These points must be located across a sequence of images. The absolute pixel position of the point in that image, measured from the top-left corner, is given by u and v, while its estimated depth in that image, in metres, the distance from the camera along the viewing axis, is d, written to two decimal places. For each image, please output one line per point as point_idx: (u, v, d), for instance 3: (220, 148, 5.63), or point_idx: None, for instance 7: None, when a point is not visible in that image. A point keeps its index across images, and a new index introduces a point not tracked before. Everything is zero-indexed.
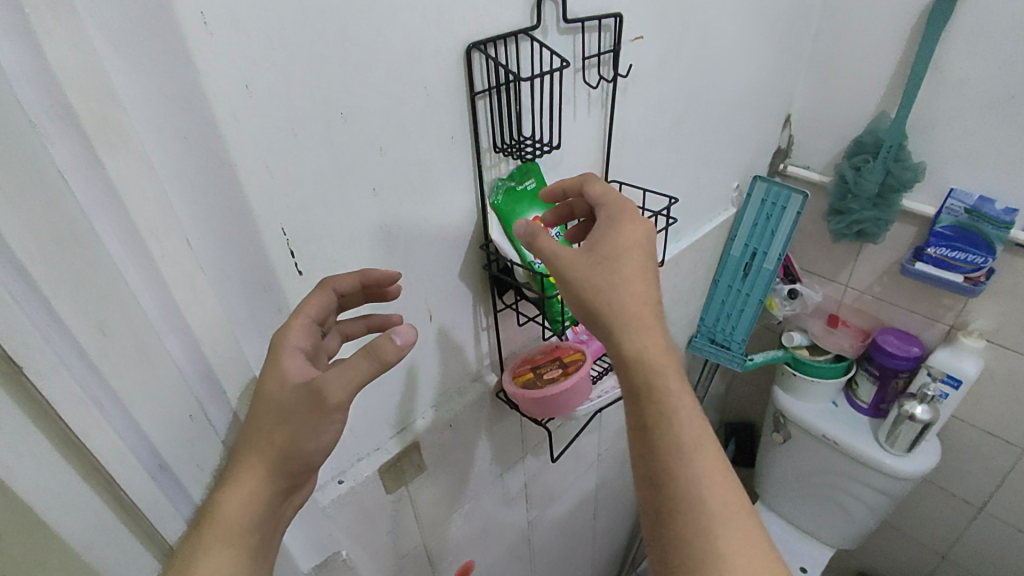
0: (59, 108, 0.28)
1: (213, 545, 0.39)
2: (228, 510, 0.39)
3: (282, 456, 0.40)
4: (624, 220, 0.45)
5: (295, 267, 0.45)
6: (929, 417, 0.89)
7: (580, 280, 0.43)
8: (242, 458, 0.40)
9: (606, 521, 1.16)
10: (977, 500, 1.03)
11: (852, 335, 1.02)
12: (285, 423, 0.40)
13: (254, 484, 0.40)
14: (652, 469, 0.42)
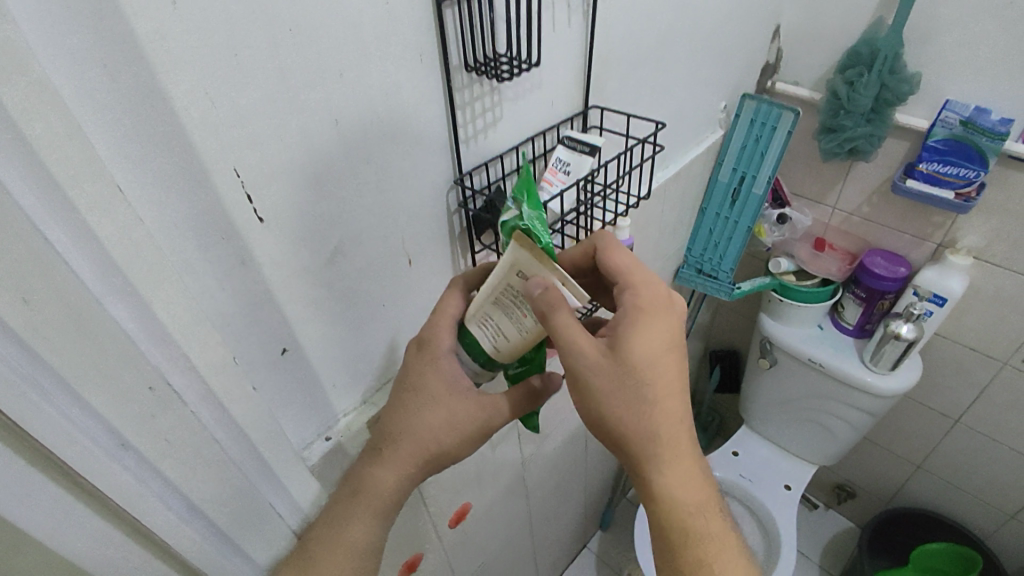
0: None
1: (366, 509, 0.52)
2: (384, 485, 0.52)
3: (432, 452, 0.53)
4: (651, 318, 0.47)
5: (254, 214, 0.40)
6: (913, 335, 0.89)
7: (600, 385, 0.45)
8: (398, 439, 0.52)
9: (597, 453, 1.17)
10: (955, 413, 1.07)
11: (839, 258, 1.01)
12: (451, 431, 0.53)
13: (404, 471, 0.53)
14: (672, 539, 0.49)
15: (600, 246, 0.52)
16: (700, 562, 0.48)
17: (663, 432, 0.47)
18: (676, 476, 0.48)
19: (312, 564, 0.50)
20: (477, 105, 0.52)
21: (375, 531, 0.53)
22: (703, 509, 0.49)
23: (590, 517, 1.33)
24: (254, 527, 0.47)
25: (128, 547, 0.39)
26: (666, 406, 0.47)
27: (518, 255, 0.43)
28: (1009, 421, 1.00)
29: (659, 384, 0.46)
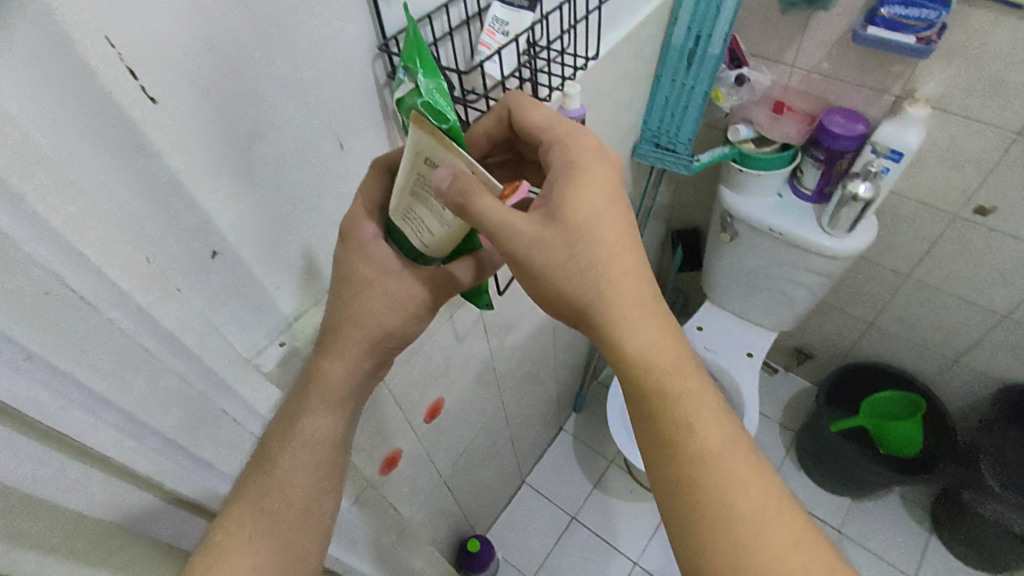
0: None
1: (318, 401, 0.50)
2: (330, 376, 0.50)
3: (377, 337, 0.50)
4: (585, 170, 0.45)
5: (143, 92, 0.35)
6: (871, 194, 0.89)
7: (541, 250, 0.43)
8: (341, 330, 0.49)
9: (565, 341, 1.19)
10: (906, 269, 1.10)
11: (798, 120, 0.98)
12: (392, 312, 0.49)
13: (354, 361, 0.50)
14: (653, 408, 0.47)
15: (513, 106, 0.50)
16: (685, 423, 0.46)
17: (618, 291, 0.45)
18: (642, 337, 0.46)
19: (268, 459, 0.49)
20: None
21: (331, 422, 0.51)
22: (680, 368, 0.47)
23: (563, 402, 1.38)
24: (211, 433, 0.45)
25: (69, 466, 0.37)
26: (616, 263, 0.45)
27: (418, 140, 0.38)
28: (957, 271, 1.04)
29: (605, 239, 0.44)
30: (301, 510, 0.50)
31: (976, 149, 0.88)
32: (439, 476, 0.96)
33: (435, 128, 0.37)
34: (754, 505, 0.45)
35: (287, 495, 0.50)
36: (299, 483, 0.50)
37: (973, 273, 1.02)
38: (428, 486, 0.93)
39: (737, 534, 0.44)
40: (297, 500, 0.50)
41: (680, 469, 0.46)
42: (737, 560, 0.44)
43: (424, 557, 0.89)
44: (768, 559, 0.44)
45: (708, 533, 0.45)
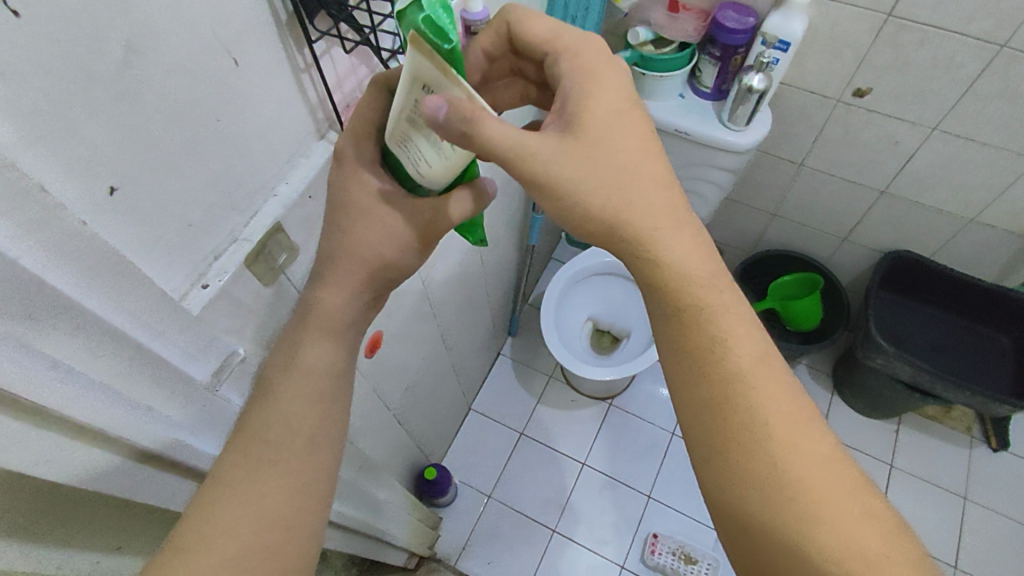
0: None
1: (318, 332, 0.51)
2: (331, 304, 0.51)
3: (377, 267, 0.51)
4: (594, 86, 0.48)
5: (4, 7, 0.31)
6: (764, 86, 0.94)
7: (557, 165, 0.46)
8: (337, 258, 0.51)
9: (494, 265, 1.19)
10: (799, 157, 1.18)
11: (693, 18, 1.00)
12: (389, 241, 0.51)
13: (352, 288, 0.51)
14: (681, 316, 0.49)
15: (512, 20, 0.53)
16: (716, 332, 0.48)
17: (643, 200, 0.47)
18: (671, 248, 0.48)
19: (271, 392, 0.50)
20: None
21: (334, 355, 0.52)
22: (715, 281, 0.49)
23: (499, 327, 1.41)
24: (148, 375, 0.43)
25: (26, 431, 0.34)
26: (640, 176, 0.47)
27: (419, 66, 0.38)
28: (841, 155, 1.14)
29: (624, 152, 0.47)
30: (309, 437, 0.50)
31: (852, 34, 0.94)
32: (389, 410, 0.96)
33: (437, 56, 0.37)
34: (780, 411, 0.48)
35: (294, 424, 0.49)
36: (304, 413, 0.50)
37: (854, 155, 1.12)
38: (379, 420, 0.94)
39: (766, 440, 0.47)
40: (304, 429, 0.49)
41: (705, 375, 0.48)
42: (760, 468, 0.46)
43: (387, 486, 0.91)
44: (793, 469, 0.46)
45: (735, 435, 0.47)
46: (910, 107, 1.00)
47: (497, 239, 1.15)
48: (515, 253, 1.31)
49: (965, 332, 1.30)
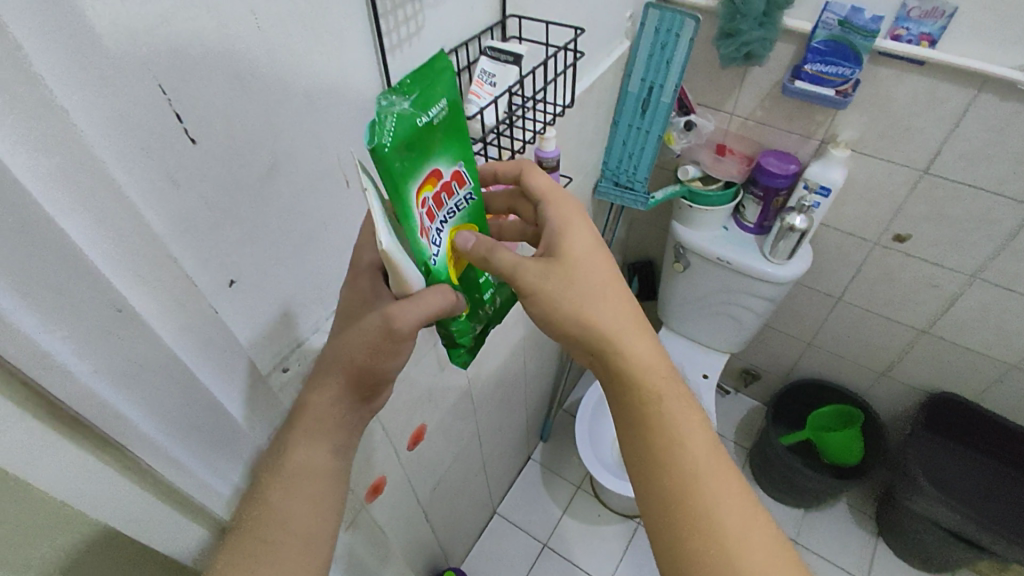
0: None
1: (303, 434, 0.51)
2: (316, 404, 0.51)
3: (357, 370, 0.50)
4: (573, 225, 0.54)
5: (186, 134, 0.37)
6: (806, 225, 1.00)
7: (541, 283, 0.51)
8: (325, 360, 0.51)
9: (533, 369, 1.23)
10: (837, 292, 1.22)
11: (738, 161, 1.10)
12: (363, 345, 0.49)
13: (334, 389, 0.51)
14: (637, 408, 0.52)
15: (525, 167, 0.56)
16: (667, 423, 0.51)
17: (608, 306, 0.53)
18: (629, 346, 0.52)
19: (261, 492, 0.50)
20: (400, 12, 0.49)
21: (316, 458, 0.52)
22: (667, 379, 0.52)
23: (531, 431, 1.41)
24: (229, 448, 0.47)
25: (112, 480, 0.39)
26: (607, 288, 0.53)
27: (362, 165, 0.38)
28: (879, 292, 1.17)
29: (594, 269, 0.53)
30: (308, 542, 0.50)
31: (889, 186, 1.01)
32: (418, 504, 0.97)
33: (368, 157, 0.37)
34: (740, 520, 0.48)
35: (286, 529, 0.50)
36: (302, 517, 0.51)
37: (893, 293, 1.15)
38: (407, 513, 0.94)
39: (720, 530, 0.47)
40: (298, 530, 0.50)
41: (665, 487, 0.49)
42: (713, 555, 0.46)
43: None
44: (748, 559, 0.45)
45: (686, 533, 0.47)
46: (947, 254, 1.04)
47: (538, 344, 1.19)
48: (554, 359, 1.35)
49: (1001, 476, 1.25)
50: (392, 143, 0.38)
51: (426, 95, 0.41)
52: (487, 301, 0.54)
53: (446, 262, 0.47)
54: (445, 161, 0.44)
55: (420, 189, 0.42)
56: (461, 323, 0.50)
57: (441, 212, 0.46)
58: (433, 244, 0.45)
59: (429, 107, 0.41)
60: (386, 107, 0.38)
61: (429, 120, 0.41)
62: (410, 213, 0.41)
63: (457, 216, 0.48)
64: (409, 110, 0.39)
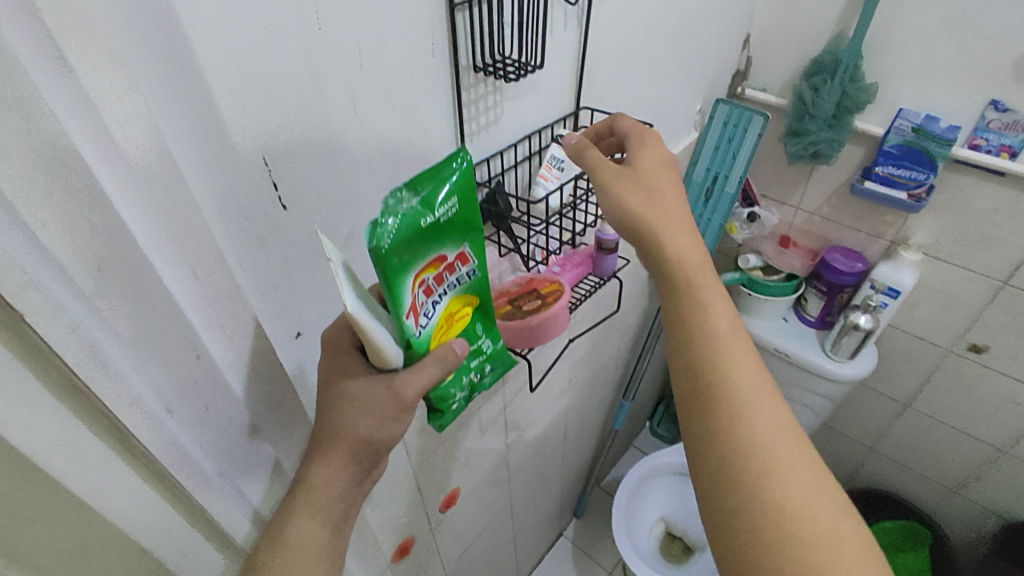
0: (30, 20, 0.24)
1: (301, 511, 0.44)
2: (317, 482, 0.44)
3: (361, 443, 0.44)
4: (648, 147, 0.51)
5: (279, 199, 0.40)
6: (871, 325, 0.97)
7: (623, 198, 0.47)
8: (324, 440, 0.44)
9: (573, 442, 1.21)
10: (903, 398, 1.15)
11: (802, 255, 1.08)
12: (365, 416, 0.43)
13: (335, 468, 0.44)
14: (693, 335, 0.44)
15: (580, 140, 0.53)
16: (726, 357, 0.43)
17: (677, 223, 0.47)
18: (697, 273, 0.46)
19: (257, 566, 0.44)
20: (481, 102, 0.53)
21: (318, 537, 0.45)
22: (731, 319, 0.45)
23: (565, 505, 1.38)
24: (273, 494, 0.49)
25: (157, 509, 0.41)
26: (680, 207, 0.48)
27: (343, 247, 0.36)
28: (952, 403, 1.09)
29: (670, 189, 0.49)
30: None
31: (965, 293, 0.96)
32: (444, 569, 0.95)
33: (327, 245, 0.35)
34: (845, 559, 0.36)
35: None
36: None
37: (967, 405, 1.08)
38: None
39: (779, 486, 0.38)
40: None
41: (727, 504, 0.39)
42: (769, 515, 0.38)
43: None
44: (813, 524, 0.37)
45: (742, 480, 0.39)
46: None
47: (581, 416, 1.18)
48: (595, 433, 1.32)
49: None
50: (391, 242, 0.36)
51: (437, 193, 0.39)
52: (473, 368, 0.51)
53: (430, 336, 0.44)
54: (449, 246, 0.42)
55: (417, 274, 0.40)
56: (441, 389, 0.48)
57: (438, 290, 0.43)
58: (423, 318, 0.42)
59: (439, 205, 0.39)
60: (392, 206, 0.37)
61: (436, 218, 0.39)
62: (401, 301, 0.39)
63: (455, 289, 0.45)
64: (415, 208, 0.38)
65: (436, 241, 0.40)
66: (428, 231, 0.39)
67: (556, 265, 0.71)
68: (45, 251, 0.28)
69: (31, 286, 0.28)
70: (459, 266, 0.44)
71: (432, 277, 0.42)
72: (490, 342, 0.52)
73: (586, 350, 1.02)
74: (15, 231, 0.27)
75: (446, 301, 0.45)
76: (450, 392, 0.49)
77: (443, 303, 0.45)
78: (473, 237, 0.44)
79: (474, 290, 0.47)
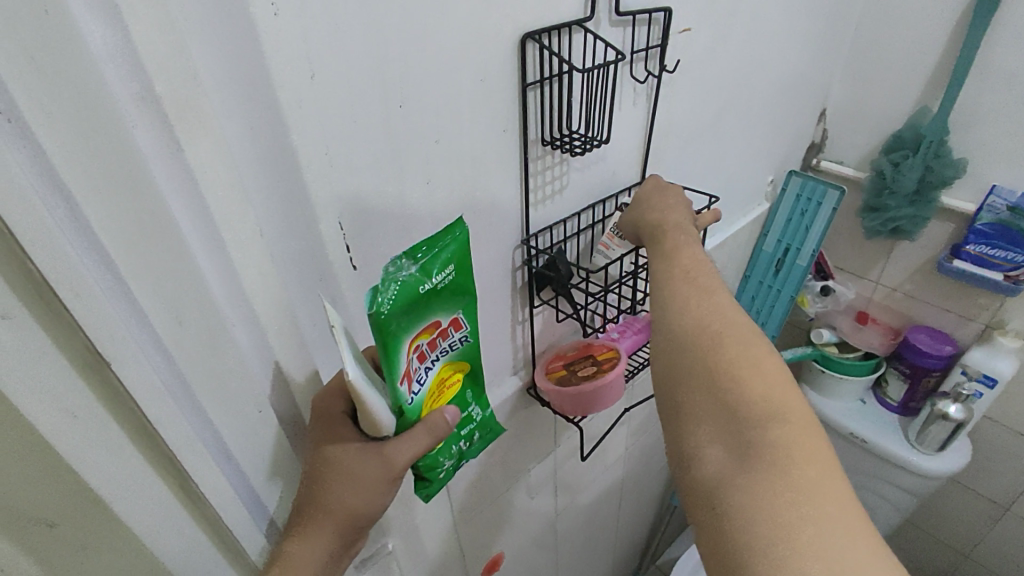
0: (152, 112, 0.28)
1: None
2: (294, 561, 0.40)
3: (346, 516, 0.42)
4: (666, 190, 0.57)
5: (350, 261, 0.42)
6: (963, 416, 0.89)
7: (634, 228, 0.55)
8: (311, 513, 0.41)
9: (627, 513, 1.16)
10: (1004, 501, 1.03)
11: (882, 332, 1.02)
12: (354, 485, 0.41)
13: (317, 546, 0.41)
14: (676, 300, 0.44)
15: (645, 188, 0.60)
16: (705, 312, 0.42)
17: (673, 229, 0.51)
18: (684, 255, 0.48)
19: None
20: (547, 173, 0.55)
21: None
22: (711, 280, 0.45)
23: None
24: None
25: (211, 557, 0.42)
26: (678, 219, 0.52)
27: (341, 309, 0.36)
28: None
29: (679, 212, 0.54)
30: None
31: None
32: None
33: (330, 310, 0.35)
34: (807, 481, 0.33)
35: None
36: None
37: None
38: None
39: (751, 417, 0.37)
40: None
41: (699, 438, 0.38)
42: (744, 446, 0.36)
43: None
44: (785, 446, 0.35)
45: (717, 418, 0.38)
46: None
47: (636, 487, 1.13)
48: (651, 506, 1.26)
49: None
50: (390, 310, 0.36)
51: (436, 261, 0.39)
52: (462, 437, 0.49)
53: (423, 403, 0.43)
54: (446, 311, 0.42)
55: (413, 339, 0.39)
56: (430, 458, 0.46)
57: (431, 354, 0.42)
58: (416, 384, 0.41)
59: (436, 272, 0.39)
60: (392, 274, 0.37)
61: (433, 284, 0.39)
62: (397, 366, 0.38)
63: (448, 354, 0.44)
64: (413, 276, 0.38)
65: (434, 308, 0.40)
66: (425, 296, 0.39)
67: (615, 331, 0.69)
68: (139, 310, 0.31)
69: (124, 339, 0.30)
70: (453, 331, 0.44)
71: (427, 342, 0.41)
72: (481, 410, 0.51)
73: (644, 419, 0.98)
74: (116, 289, 0.29)
75: (439, 366, 0.44)
76: (439, 461, 0.47)
77: (435, 368, 0.44)
78: (467, 302, 0.44)
79: (467, 356, 0.46)
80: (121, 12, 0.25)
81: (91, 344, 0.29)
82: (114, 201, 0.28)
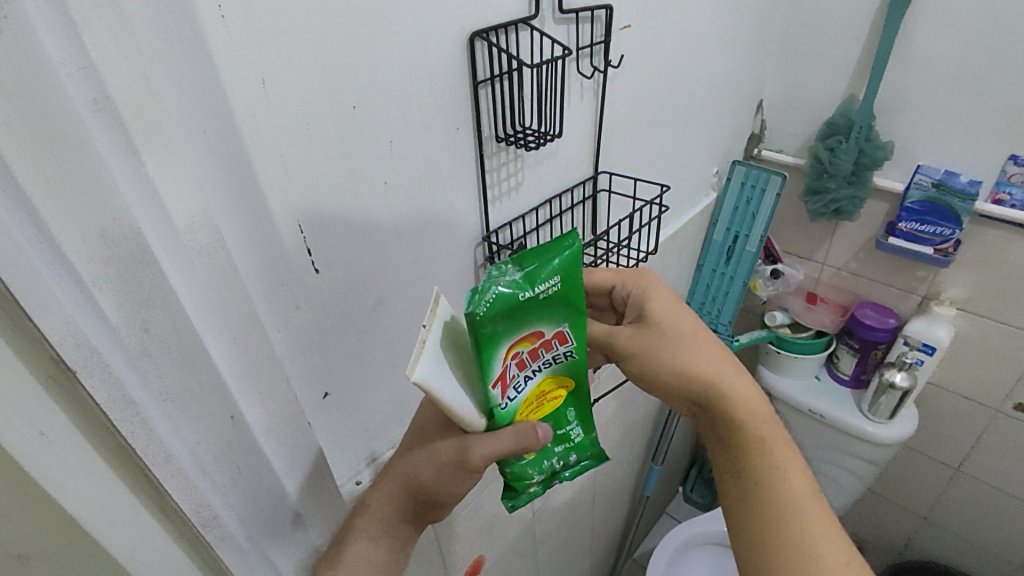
0: (110, 120, 0.27)
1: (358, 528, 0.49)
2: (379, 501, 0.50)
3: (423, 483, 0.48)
4: (650, 289, 0.51)
5: (311, 264, 0.42)
6: (907, 383, 0.94)
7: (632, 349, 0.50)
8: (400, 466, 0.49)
9: (602, 509, 1.17)
10: (954, 462, 1.10)
11: (831, 310, 1.07)
12: (433, 464, 0.47)
13: (398, 494, 0.49)
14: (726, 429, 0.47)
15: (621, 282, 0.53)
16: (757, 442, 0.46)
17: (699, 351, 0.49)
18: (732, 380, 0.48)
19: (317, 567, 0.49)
20: (503, 170, 0.56)
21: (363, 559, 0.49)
22: (750, 404, 0.47)
23: None
24: (297, 559, 0.48)
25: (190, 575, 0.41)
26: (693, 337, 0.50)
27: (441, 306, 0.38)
28: (1006, 468, 1.04)
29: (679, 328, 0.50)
30: None
31: (1008, 350, 0.93)
32: None
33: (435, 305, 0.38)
34: None
35: None
36: None
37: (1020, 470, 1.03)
38: None
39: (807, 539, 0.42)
40: None
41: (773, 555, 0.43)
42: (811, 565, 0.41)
43: None
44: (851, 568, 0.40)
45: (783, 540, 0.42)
46: None
47: (610, 482, 1.14)
48: (625, 501, 1.28)
49: None
50: (485, 314, 0.37)
51: (540, 271, 0.40)
52: (557, 454, 0.47)
53: (517, 410, 0.43)
54: (548, 323, 0.42)
55: (511, 346, 0.40)
56: (518, 466, 0.45)
57: (531, 364, 0.43)
58: (511, 390, 0.42)
59: (540, 282, 0.40)
60: (494, 279, 0.39)
61: (536, 294, 0.40)
62: (489, 370, 0.39)
63: (550, 367, 0.44)
64: (515, 284, 0.39)
65: (535, 318, 0.41)
66: (526, 305, 0.39)
67: None
68: (106, 321, 0.30)
69: (90, 350, 0.29)
70: (558, 345, 0.43)
71: (527, 351, 0.42)
72: (582, 432, 0.48)
73: (613, 412, 1.00)
74: (80, 300, 0.29)
75: (539, 377, 0.44)
76: (528, 474, 0.45)
77: (536, 379, 0.44)
78: (577, 319, 0.43)
79: (572, 373, 0.46)
80: (74, 15, 0.25)
81: (55, 356, 0.29)
82: (78, 213, 0.27)
